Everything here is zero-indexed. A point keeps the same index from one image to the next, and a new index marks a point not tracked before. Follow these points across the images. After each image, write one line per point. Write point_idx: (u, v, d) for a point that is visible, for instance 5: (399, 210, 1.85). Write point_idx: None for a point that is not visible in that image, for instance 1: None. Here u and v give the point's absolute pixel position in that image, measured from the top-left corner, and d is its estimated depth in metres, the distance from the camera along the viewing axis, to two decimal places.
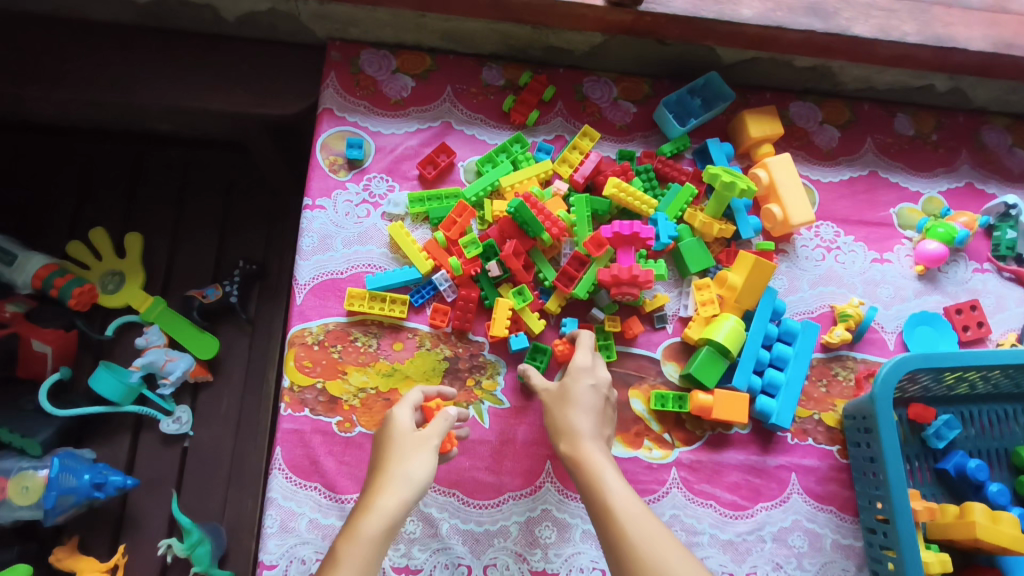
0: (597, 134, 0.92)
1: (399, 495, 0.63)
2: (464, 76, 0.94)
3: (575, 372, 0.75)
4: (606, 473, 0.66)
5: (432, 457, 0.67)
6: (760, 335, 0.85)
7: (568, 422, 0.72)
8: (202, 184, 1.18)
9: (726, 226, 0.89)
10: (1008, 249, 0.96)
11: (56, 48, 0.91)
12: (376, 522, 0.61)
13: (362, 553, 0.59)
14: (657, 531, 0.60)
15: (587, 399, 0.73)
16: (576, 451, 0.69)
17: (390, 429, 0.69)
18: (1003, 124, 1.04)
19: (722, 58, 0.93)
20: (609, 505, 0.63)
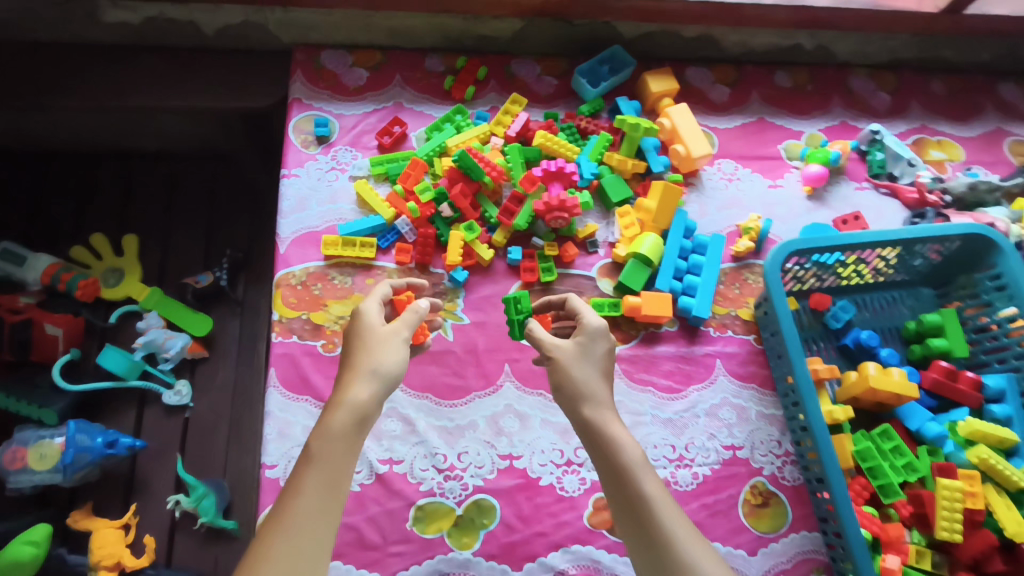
0: (525, 100, 1.09)
1: (370, 388, 0.71)
2: (410, 65, 1.13)
3: (591, 336, 0.78)
4: (637, 452, 0.70)
5: (400, 352, 0.74)
6: (676, 247, 1.01)
7: (586, 385, 0.75)
8: (189, 188, 1.32)
9: (638, 163, 1.06)
10: (880, 168, 1.15)
11: (61, 66, 1.07)
12: (346, 415, 0.68)
13: (335, 445, 0.66)
14: (689, 528, 0.65)
15: (600, 364, 0.77)
16: (598, 422, 0.72)
17: (362, 325, 0.76)
18: (867, 73, 1.25)
19: (622, 32, 1.13)
20: (645, 493, 0.66)
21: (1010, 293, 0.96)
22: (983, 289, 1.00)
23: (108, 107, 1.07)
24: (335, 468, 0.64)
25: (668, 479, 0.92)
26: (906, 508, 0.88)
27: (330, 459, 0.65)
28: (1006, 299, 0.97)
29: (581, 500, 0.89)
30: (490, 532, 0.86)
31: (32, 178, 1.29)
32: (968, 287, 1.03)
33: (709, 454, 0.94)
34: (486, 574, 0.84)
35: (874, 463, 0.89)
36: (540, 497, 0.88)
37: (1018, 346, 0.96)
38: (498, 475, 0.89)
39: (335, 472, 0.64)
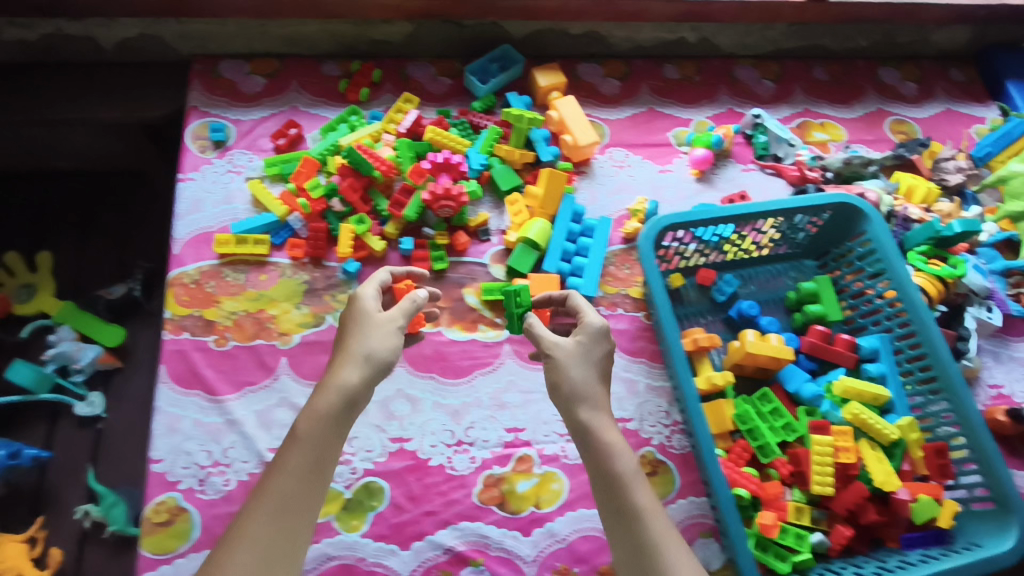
0: (418, 99, 1.13)
1: (359, 371, 0.75)
2: (307, 71, 1.16)
3: (589, 339, 0.81)
4: (632, 462, 0.74)
5: (390, 338, 0.78)
6: (563, 231, 1.05)
7: (580, 387, 0.78)
8: (104, 204, 1.34)
9: (526, 153, 1.10)
10: (764, 150, 1.21)
11: None
12: (335, 398, 0.72)
13: (321, 429, 0.70)
14: (671, 536, 0.70)
15: (596, 367, 0.80)
16: (592, 425, 0.76)
17: (360, 311, 0.80)
18: (751, 64, 1.32)
19: (510, 32, 1.19)
20: (636, 504, 0.71)
21: (879, 258, 1.01)
22: (857, 256, 1.05)
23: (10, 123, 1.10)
24: (321, 451, 0.69)
25: (558, 453, 0.94)
26: (784, 467, 0.91)
27: (315, 441, 0.69)
28: (875, 263, 1.02)
29: (471, 477, 0.91)
30: (378, 513, 0.87)
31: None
32: (845, 255, 1.08)
33: None
34: (373, 554, 0.85)
35: (752, 425, 0.93)
36: (429, 477, 0.90)
37: (889, 308, 1.00)
38: (388, 458, 0.91)
39: (318, 456, 0.69)
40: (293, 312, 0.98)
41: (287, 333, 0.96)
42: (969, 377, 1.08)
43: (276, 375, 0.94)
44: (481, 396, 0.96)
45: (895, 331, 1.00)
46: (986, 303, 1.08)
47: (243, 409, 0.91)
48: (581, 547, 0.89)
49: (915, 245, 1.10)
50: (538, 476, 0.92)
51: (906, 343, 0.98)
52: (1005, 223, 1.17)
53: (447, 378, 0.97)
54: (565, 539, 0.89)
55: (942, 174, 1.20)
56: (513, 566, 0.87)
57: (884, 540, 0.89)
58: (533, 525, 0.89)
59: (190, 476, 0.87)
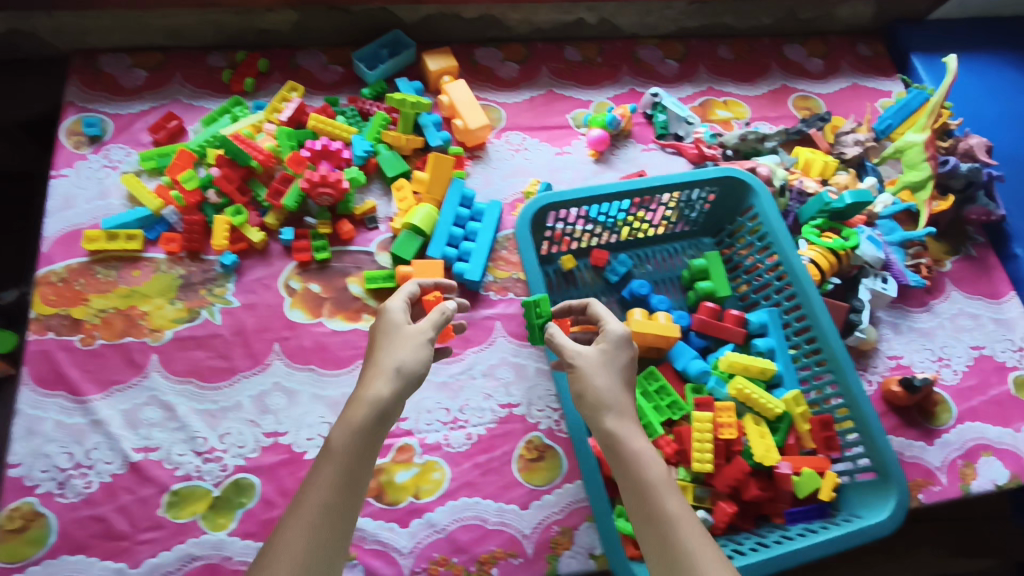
0: (303, 89, 1.11)
1: (391, 385, 0.70)
2: (191, 62, 1.14)
3: (614, 344, 0.75)
4: (660, 470, 0.66)
5: (420, 350, 0.73)
6: (450, 215, 1.03)
7: (605, 393, 0.71)
8: None
9: (414, 138, 1.08)
10: (664, 129, 1.20)
11: None
12: (367, 411, 0.67)
13: (354, 442, 0.66)
14: (710, 548, 0.61)
15: (623, 375, 0.74)
16: (621, 432, 0.69)
17: (388, 322, 0.76)
18: (655, 44, 1.31)
19: (401, 17, 1.17)
20: (668, 513, 0.63)
21: (765, 232, 1.01)
22: (748, 231, 1.04)
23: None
24: (355, 468, 0.65)
25: (441, 442, 0.92)
26: (668, 447, 0.89)
27: (349, 456, 0.65)
28: (763, 237, 1.01)
29: None
30: (247, 510, 0.84)
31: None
32: (737, 231, 1.07)
33: (484, 414, 0.94)
34: (240, 552, 0.82)
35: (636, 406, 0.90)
36: (304, 471, 0.88)
37: (778, 281, 1.00)
38: (260, 453, 0.88)
39: (353, 471, 0.64)
40: (166, 307, 0.95)
41: (158, 330, 0.93)
42: (869, 349, 1.08)
43: (145, 372, 0.90)
44: None
45: (782, 305, 0.99)
46: (881, 275, 1.08)
47: (108, 409, 0.88)
48: (461, 536, 0.87)
49: (809, 218, 1.10)
50: (419, 465, 0.90)
51: (793, 316, 0.97)
52: (904, 193, 1.17)
53: (327, 369, 0.94)
54: (444, 529, 0.87)
55: (841, 147, 1.20)
56: (388, 558, 0.84)
57: (769, 516, 0.88)
58: (411, 516, 0.87)
59: (48, 480, 0.83)
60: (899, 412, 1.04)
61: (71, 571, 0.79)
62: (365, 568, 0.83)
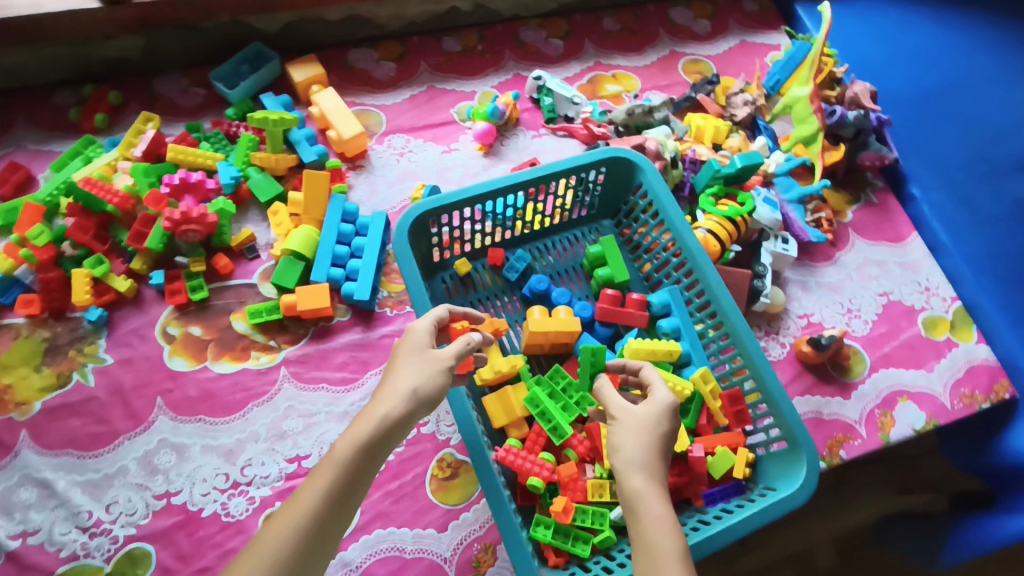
0: (159, 117, 1.02)
1: (404, 407, 0.65)
2: (34, 104, 1.03)
3: (659, 410, 0.70)
4: (674, 539, 0.61)
5: (438, 377, 0.69)
6: (331, 234, 0.97)
7: (638, 453, 0.66)
8: None
9: (286, 156, 1.01)
10: (552, 112, 1.16)
11: None
12: (375, 427, 0.63)
13: (359, 457, 0.61)
14: None
15: (663, 442, 0.68)
16: (648, 493, 0.63)
17: (411, 345, 0.71)
18: (536, 24, 1.26)
19: (260, 27, 1.09)
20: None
21: (656, 208, 0.98)
22: (641, 210, 1.02)
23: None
24: (351, 485, 0.60)
25: None
26: (580, 445, 0.88)
27: (348, 471, 0.60)
28: (655, 214, 0.99)
29: (250, 521, 0.83)
30: None
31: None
32: (632, 210, 1.04)
33: None
34: None
35: (543, 407, 0.87)
36: (202, 530, 0.82)
37: (674, 258, 0.98)
38: (153, 518, 0.82)
39: (350, 487, 0.60)
40: (32, 376, 0.87)
41: (26, 402, 0.86)
42: (779, 311, 1.07)
43: (17, 451, 0.84)
44: (257, 429, 0.89)
45: (682, 282, 0.97)
46: (782, 235, 1.07)
47: None
48: (378, 571, 0.83)
49: (704, 187, 1.08)
50: None
51: (693, 292, 0.96)
52: (799, 148, 1.17)
53: (217, 418, 0.89)
54: (360, 567, 0.83)
55: (732, 109, 1.18)
56: None
57: (690, 499, 0.86)
58: None
59: None
60: (813, 371, 1.04)
61: None
62: None
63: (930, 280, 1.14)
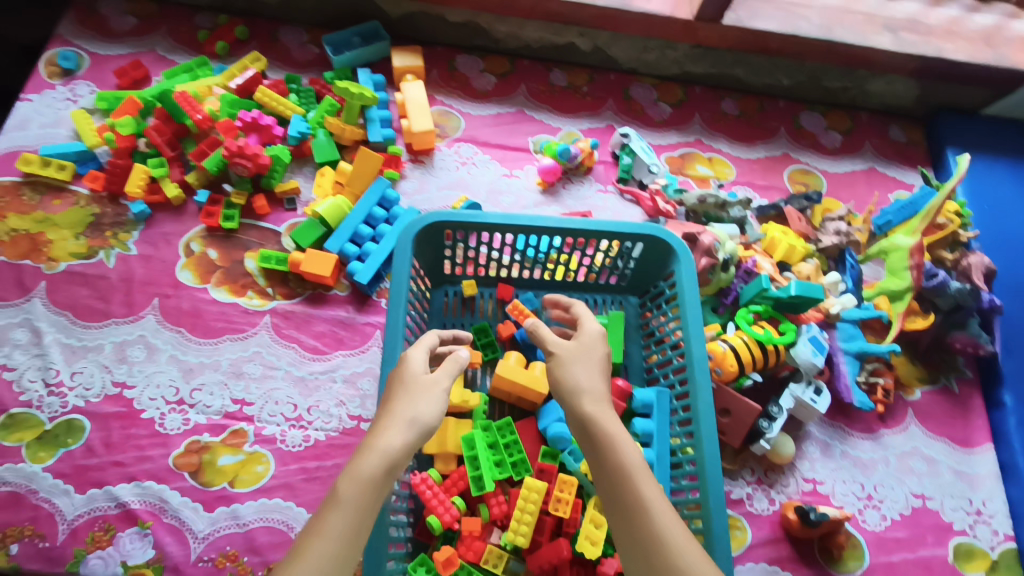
0: (266, 61, 1.12)
1: (403, 436, 0.62)
2: (180, 20, 1.18)
3: (592, 339, 0.75)
4: (636, 457, 0.62)
5: (440, 401, 0.67)
6: (361, 213, 1.00)
7: (584, 380, 0.69)
8: None
9: (356, 130, 1.07)
10: (626, 173, 1.11)
11: None
12: (378, 462, 0.59)
13: (366, 493, 0.57)
14: (683, 537, 0.57)
15: (600, 366, 0.72)
16: (599, 415, 0.66)
17: (401, 370, 0.70)
18: (651, 83, 1.22)
19: (387, 11, 1.16)
20: (641, 496, 0.59)
21: (678, 301, 0.90)
22: (665, 298, 0.94)
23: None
24: (363, 524, 0.56)
25: (276, 436, 0.88)
26: (496, 507, 0.81)
27: (359, 509, 0.56)
28: (676, 308, 0.91)
29: (176, 440, 0.87)
30: (68, 451, 0.84)
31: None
32: (658, 296, 0.96)
33: (330, 421, 0.90)
34: (45, 489, 0.82)
35: (475, 452, 0.83)
36: (134, 428, 0.87)
37: (677, 360, 0.89)
38: (102, 400, 0.88)
39: (361, 525, 0.56)
40: (70, 241, 0.98)
41: (54, 260, 0.96)
42: (784, 464, 0.93)
43: (29, 296, 0.93)
44: (221, 360, 0.92)
45: (675, 388, 0.88)
46: (815, 384, 0.93)
47: None
48: (260, 537, 0.82)
49: (748, 302, 0.97)
50: (246, 454, 0.87)
51: (680, 403, 0.86)
52: (881, 300, 1.03)
53: (195, 336, 0.93)
54: (246, 525, 0.82)
55: (821, 234, 1.06)
56: (180, 537, 0.81)
57: None
58: (219, 502, 0.83)
59: None
60: (793, 543, 0.88)
61: None
62: (154, 542, 0.80)
63: (985, 503, 0.94)
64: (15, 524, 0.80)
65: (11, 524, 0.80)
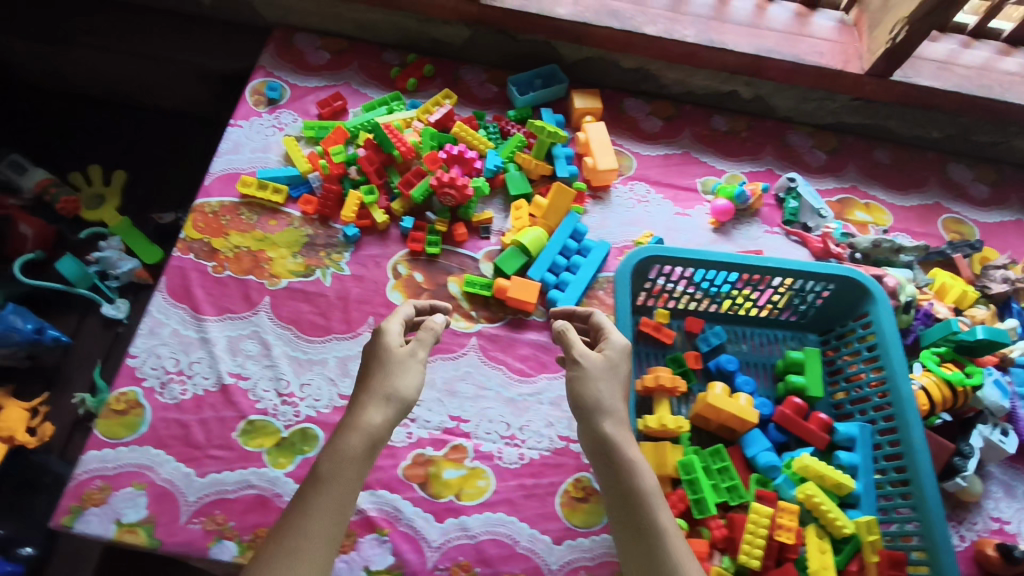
0: (456, 97, 1.19)
1: (383, 413, 0.73)
2: (368, 55, 1.25)
3: (618, 354, 0.81)
4: (653, 484, 0.72)
5: (415, 375, 0.77)
6: (558, 244, 1.06)
7: (608, 399, 0.77)
8: (146, 141, 1.46)
9: (543, 165, 1.13)
10: (792, 216, 1.16)
11: (103, 22, 1.29)
12: (360, 441, 0.71)
13: (349, 471, 0.69)
14: (685, 555, 0.68)
15: (622, 384, 0.79)
16: (618, 436, 0.75)
17: (381, 344, 0.79)
18: (806, 132, 1.28)
19: (565, 55, 1.23)
20: (658, 524, 0.69)
21: (876, 341, 0.95)
22: (857, 338, 0.99)
23: (73, 42, 1.31)
24: (345, 494, 0.68)
25: (493, 452, 0.93)
26: (717, 530, 0.85)
27: (344, 483, 0.68)
28: (872, 347, 0.96)
29: (402, 452, 0.92)
30: (306, 458, 0.90)
31: (32, 107, 1.45)
32: (847, 335, 1.01)
33: (541, 441, 0.95)
34: (288, 494, 0.87)
35: (694, 476, 0.87)
36: None
37: (878, 398, 0.93)
38: (331, 411, 0.93)
39: (346, 497, 0.68)
40: (288, 259, 1.04)
41: (277, 277, 1.02)
42: (971, 502, 0.96)
43: (256, 310, 1.00)
44: (436, 379, 0.97)
45: (877, 424, 0.92)
46: (1001, 426, 0.97)
47: (218, 331, 0.98)
48: (489, 549, 0.86)
49: (931, 344, 1.02)
50: (468, 468, 0.91)
51: (885, 438, 0.90)
52: None
53: None
54: (475, 537, 0.87)
55: (986, 281, 1.11)
56: (416, 546, 0.86)
57: None
58: (447, 513, 0.88)
59: (154, 377, 0.93)
60: None
61: (148, 462, 0.88)
62: (392, 549, 0.85)
63: None
64: (264, 525, 0.85)
65: (260, 525, 0.85)
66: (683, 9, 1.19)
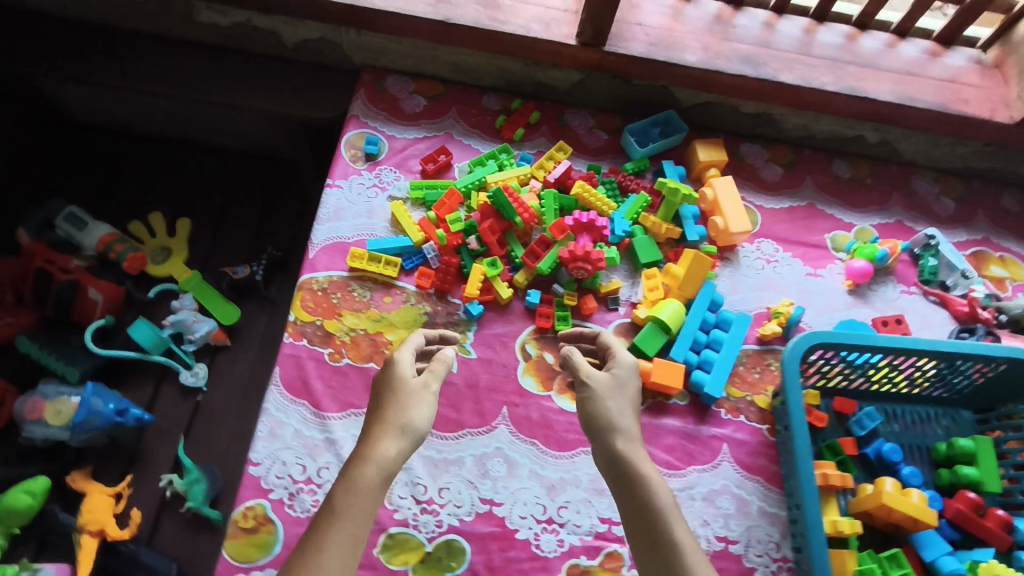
0: (570, 150, 1.10)
1: (398, 445, 0.68)
2: (467, 100, 1.15)
3: (625, 372, 0.79)
4: (668, 497, 0.66)
5: (431, 406, 0.72)
6: (697, 319, 0.99)
7: (616, 415, 0.73)
8: (209, 185, 1.35)
9: (673, 228, 1.05)
10: (931, 275, 1.09)
11: (165, 64, 1.15)
12: (375, 473, 0.65)
13: (363, 505, 0.62)
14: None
15: (631, 401, 0.76)
16: (629, 451, 0.70)
17: (393, 377, 0.74)
18: (931, 176, 1.20)
19: (682, 99, 1.14)
20: (676, 539, 0.63)
21: None
22: None
23: (136, 90, 1.14)
24: (357, 529, 0.60)
25: None
26: None
27: (355, 518, 0.61)
28: None
29: (555, 563, 0.85)
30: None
31: (87, 150, 1.34)
32: (1011, 417, 0.95)
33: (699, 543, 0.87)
34: None
35: None
36: (512, 550, 0.85)
37: None
38: (475, 519, 0.86)
39: (359, 534, 0.60)
40: None
41: None
42: None
43: None
44: (581, 475, 0.90)
45: None
46: None
47: (343, 430, 0.89)
48: None
49: None
50: None
51: None
52: None
53: (549, 449, 0.91)
54: None
55: None
56: None
57: None
58: None
59: (281, 487, 0.85)
60: None
61: None
62: None
63: None
64: None
65: None
66: (814, 51, 1.11)
